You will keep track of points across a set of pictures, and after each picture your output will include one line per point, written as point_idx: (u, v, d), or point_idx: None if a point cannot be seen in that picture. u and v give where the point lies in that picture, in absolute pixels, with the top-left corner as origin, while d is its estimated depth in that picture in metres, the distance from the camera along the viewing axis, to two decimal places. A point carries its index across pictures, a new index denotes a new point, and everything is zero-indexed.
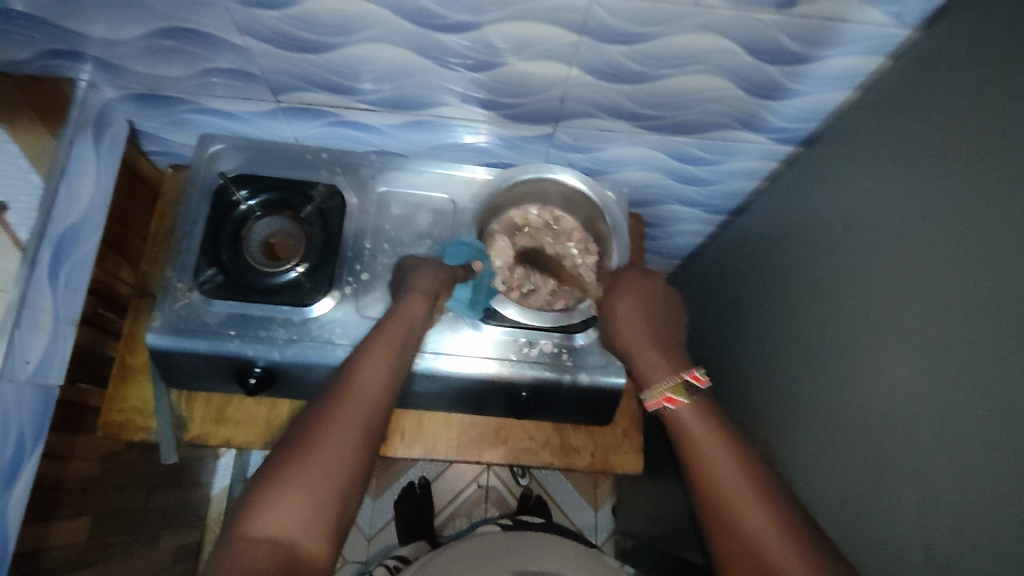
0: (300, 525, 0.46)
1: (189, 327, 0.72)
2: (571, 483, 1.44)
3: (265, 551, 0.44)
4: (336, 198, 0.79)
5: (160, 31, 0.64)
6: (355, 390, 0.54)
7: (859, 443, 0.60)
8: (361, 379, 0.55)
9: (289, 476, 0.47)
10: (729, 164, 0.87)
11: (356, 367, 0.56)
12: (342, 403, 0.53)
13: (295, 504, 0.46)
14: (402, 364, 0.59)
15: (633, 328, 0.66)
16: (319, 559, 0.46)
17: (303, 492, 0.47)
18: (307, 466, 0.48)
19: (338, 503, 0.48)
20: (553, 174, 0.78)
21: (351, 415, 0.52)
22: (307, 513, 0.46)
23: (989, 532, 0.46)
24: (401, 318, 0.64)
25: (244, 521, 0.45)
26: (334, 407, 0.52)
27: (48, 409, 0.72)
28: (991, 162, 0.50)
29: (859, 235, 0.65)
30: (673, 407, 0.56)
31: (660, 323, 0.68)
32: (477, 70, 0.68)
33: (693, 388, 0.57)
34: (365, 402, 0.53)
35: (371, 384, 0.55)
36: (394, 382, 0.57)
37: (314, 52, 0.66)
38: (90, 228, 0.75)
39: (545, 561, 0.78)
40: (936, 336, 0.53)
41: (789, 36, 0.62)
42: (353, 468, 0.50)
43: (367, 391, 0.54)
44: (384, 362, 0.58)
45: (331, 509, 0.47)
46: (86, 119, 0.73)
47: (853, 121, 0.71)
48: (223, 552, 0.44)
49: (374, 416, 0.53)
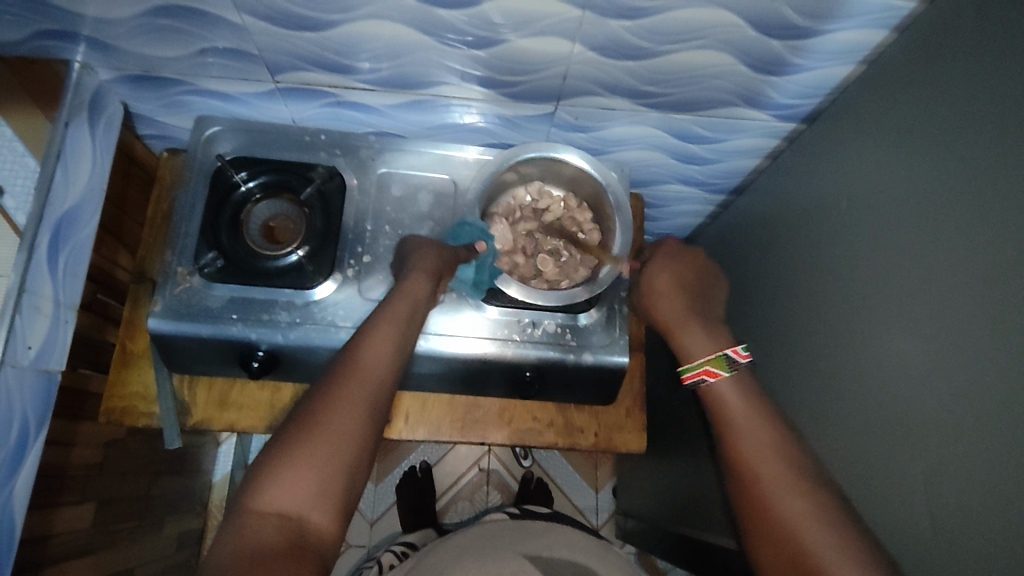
0: (309, 500, 0.46)
1: (190, 311, 0.72)
2: (572, 465, 1.45)
3: (273, 525, 0.44)
4: (336, 180, 0.78)
5: (156, 9, 0.63)
6: (360, 369, 0.54)
7: (862, 417, 0.61)
8: (365, 358, 0.55)
9: (297, 452, 0.47)
10: (730, 142, 0.86)
11: (361, 345, 0.56)
12: (348, 381, 0.52)
13: (304, 480, 0.46)
14: (406, 343, 0.59)
15: (674, 303, 0.70)
16: (327, 533, 0.46)
17: (311, 468, 0.47)
18: (315, 443, 0.48)
19: (345, 480, 0.48)
20: (557, 152, 0.77)
21: (356, 394, 0.52)
22: (314, 488, 0.46)
23: (994, 496, 0.47)
24: (403, 297, 0.63)
25: (251, 495, 0.46)
26: (340, 385, 0.52)
27: (51, 395, 0.71)
28: (997, 132, 0.51)
29: (862, 212, 0.66)
30: (713, 380, 0.62)
31: (698, 297, 0.71)
32: (477, 47, 0.67)
33: (734, 362, 0.62)
34: (368, 380, 0.53)
35: (376, 363, 0.55)
36: (398, 359, 0.57)
37: (312, 29, 0.65)
38: (88, 212, 0.74)
39: (556, 546, 0.79)
40: (940, 310, 0.53)
41: (794, 9, 0.61)
42: (361, 446, 0.49)
43: (373, 370, 0.54)
44: (389, 340, 0.57)
45: (339, 485, 0.47)
46: (82, 101, 0.72)
47: (858, 96, 0.71)
48: (231, 526, 0.44)
49: (380, 394, 0.53)
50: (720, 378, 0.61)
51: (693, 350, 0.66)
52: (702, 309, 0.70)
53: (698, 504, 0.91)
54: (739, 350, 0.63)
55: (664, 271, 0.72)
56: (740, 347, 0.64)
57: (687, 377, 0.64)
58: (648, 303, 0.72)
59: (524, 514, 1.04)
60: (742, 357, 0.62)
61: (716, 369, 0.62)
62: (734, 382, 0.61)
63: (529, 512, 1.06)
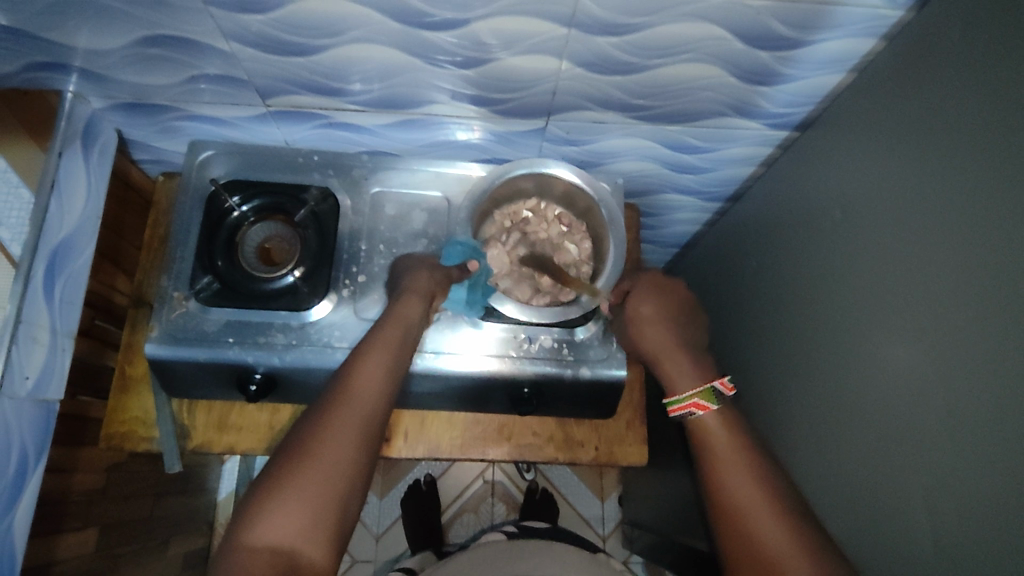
0: (301, 533, 0.46)
1: (186, 335, 0.72)
2: (577, 475, 1.44)
3: (264, 561, 0.44)
4: (329, 201, 0.79)
5: (146, 39, 0.63)
6: (352, 395, 0.53)
7: (864, 428, 0.61)
8: (357, 384, 0.54)
9: (287, 484, 0.47)
10: (725, 151, 0.86)
11: (353, 370, 0.56)
12: (339, 408, 0.52)
13: (295, 513, 0.46)
14: (399, 367, 0.58)
15: (658, 331, 0.71)
16: (320, 566, 0.46)
17: (303, 499, 0.47)
18: (306, 475, 0.48)
19: (338, 512, 0.48)
20: (547, 168, 0.78)
21: (347, 422, 0.51)
22: (307, 521, 0.46)
23: (998, 511, 0.46)
24: (395, 321, 0.62)
25: (243, 531, 0.46)
26: (331, 413, 0.52)
27: (50, 424, 0.71)
28: (985, 143, 0.50)
29: (855, 220, 0.65)
30: (701, 413, 0.60)
31: (677, 327, 0.72)
32: (466, 67, 0.67)
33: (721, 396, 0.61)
34: (360, 407, 0.53)
35: (368, 387, 0.54)
36: (391, 385, 0.56)
37: (301, 54, 0.65)
38: (84, 239, 0.75)
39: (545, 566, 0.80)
40: (936, 321, 0.53)
41: (780, 21, 0.61)
42: (353, 475, 0.50)
43: (364, 395, 0.54)
44: (380, 366, 0.56)
45: (332, 516, 0.48)
46: (75, 130, 0.72)
47: (849, 104, 0.70)
48: (224, 563, 0.44)
49: (372, 421, 0.53)
50: (708, 411, 0.60)
51: (677, 380, 0.68)
52: (678, 333, 0.72)
53: (702, 515, 0.91)
54: (725, 381, 0.62)
55: (647, 300, 0.73)
56: (726, 378, 0.62)
57: (676, 408, 0.62)
58: (631, 336, 0.73)
59: (522, 534, 1.02)
60: (728, 390, 0.61)
61: (705, 403, 0.60)
62: (720, 415, 0.60)
63: (527, 529, 1.05)
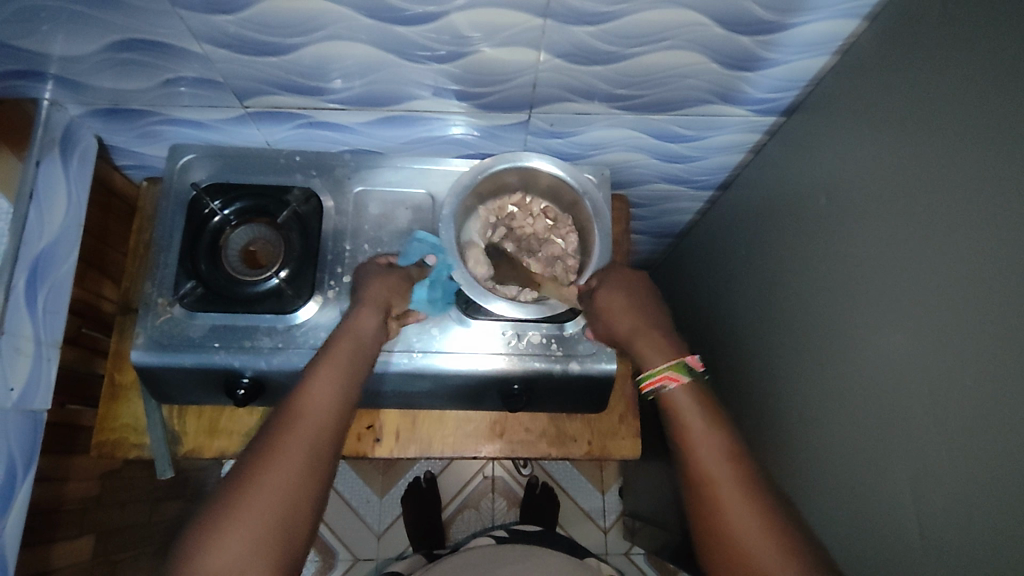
0: (242, 559, 0.48)
1: (172, 341, 0.72)
2: (577, 468, 1.44)
3: None
4: (312, 202, 0.78)
5: (118, 44, 0.63)
6: (299, 418, 0.55)
7: (856, 416, 0.60)
8: (305, 406, 0.56)
9: (232, 511, 0.49)
10: (712, 138, 0.85)
11: (303, 390, 0.58)
12: (286, 432, 0.54)
13: (236, 541, 0.48)
14: (353, 385, 0.60)
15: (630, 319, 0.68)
16: None
17: (245, 527, 0.49)
18: (252, 496, 0.50)
19: (280, 537, 0.50)
20: (529, 162, 0.77)
21: (293, 446, 0.53)
22: (247, 548, 0.48)
23: (983, 501, 0.46)
24: (347, 336, 0.63)
25: (189, 560, 0.48)
26: (279, 439, 0.54)
27: (38, 434, 0.71)
28: (969, 124, 0.49)
29: (845, 205, 0.64)
30: (675, 386, 0.61)
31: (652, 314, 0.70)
32: (444, 61, 0.66)
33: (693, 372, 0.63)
34: (307, 431, 0.55)
35: (318, 407, 0.57)
36: (342, 404, 0.58)
37: (276, 54, 0.64)
38: (66, 248, 0.74)
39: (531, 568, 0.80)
40: (924, 308, 0.52)
41: (759, 4, 0.60)
42: (300, 494, 0.52)
43: (311, 418, 0.56)
44: (330, 386, 0.58)
45: (275, 541, 0.49)
46: (53, 138, 0.72)
47: (834, 87, 0.69)
48: None
49: (320, 444, 0.55)
50: (680, 384, 0.61)
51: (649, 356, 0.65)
52: (653, 318, 0.69)
53: None
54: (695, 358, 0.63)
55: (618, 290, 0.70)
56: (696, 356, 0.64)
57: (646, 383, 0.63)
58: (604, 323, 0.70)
59: (513, 539, 1.02)
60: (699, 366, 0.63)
61: (677, 375, 0.62)
62: (693, 391, 0.61)
63: (516, 533, 1.04)
